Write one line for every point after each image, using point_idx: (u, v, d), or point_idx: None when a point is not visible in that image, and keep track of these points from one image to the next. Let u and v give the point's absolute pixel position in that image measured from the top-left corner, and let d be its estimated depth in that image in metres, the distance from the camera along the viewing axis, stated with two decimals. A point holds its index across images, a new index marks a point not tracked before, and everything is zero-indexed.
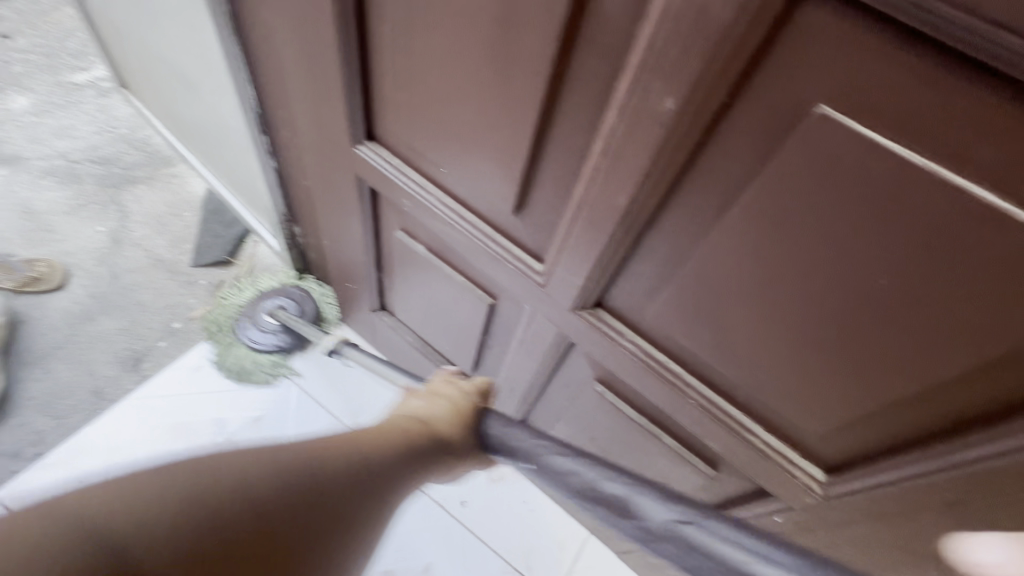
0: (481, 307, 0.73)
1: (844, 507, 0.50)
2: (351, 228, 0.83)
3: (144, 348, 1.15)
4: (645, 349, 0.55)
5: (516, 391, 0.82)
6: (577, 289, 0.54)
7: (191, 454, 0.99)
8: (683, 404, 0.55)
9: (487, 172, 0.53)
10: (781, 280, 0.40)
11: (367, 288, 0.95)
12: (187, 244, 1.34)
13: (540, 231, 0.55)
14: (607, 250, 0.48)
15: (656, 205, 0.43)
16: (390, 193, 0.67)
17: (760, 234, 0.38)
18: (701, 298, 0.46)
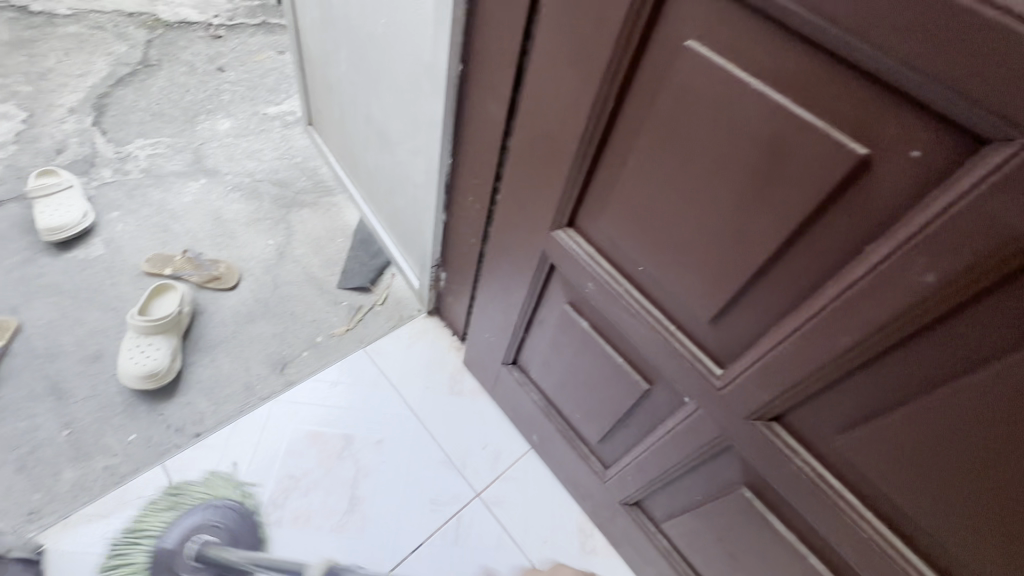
0: (633, 389, 0.78)
1: None
2: (515, 290, 0.92)
3: (291, 355, 1.29)
4: (819, 472, 0.57)
5: (643, 473, 0.85)
6: (759, 402, 0.58)
7: (321, 462, 1.09)
8: (852, 533, 0.56)
9: (689, 284, 0.60)
10: (1006, 448, 0.42)
11: (508, 342, 1.03)
12: (337, 267, 1.50)
13: (730, 342, 0.60)
14: (808, 375, 0.52)
15: (875, 352, 0.46)
16: (573, 273, 0.75)
17: (989, 403, 0.41)
18: (900, 444, 0.49)
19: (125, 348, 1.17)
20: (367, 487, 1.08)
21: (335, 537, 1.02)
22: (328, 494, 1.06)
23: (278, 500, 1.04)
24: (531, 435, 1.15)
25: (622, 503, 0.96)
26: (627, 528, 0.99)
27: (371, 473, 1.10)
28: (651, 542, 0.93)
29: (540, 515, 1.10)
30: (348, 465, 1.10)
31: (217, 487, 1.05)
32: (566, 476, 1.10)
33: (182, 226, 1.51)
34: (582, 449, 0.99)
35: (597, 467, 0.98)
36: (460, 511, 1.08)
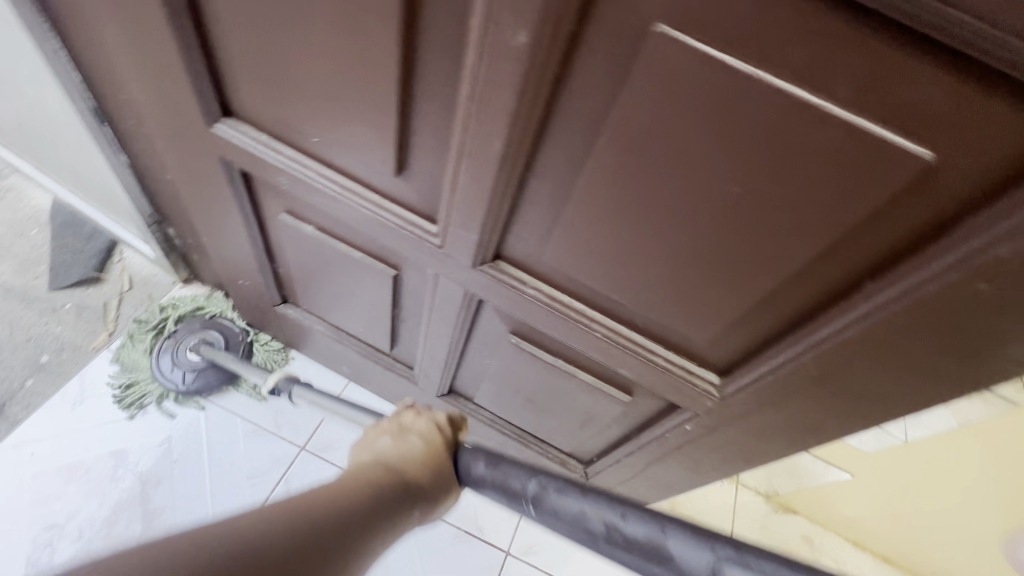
0: (386, 280, 0.71)
1: (739, 404, 0.55)
2: (231, 217, 0.76)
3: (7, 390, 0.99)
4: (548, 293, 0.56)
5: (438, 360, 0.82)
6: (474, 244, 0.54)
7: (88, 495, 0.90)
8: (591, 339, 0.58)
9: (361, 137, 0.51)
10: (652, 205, 0.41)
11: (263, 281, 0.89)
12: (39, 266, 1.16)
13: (428, 191, 0.54)
14: (493, 197, 0.48)
15: (531, 144, 0.43)
16: (263, 172, 0.62)
17: (624, 165, 0.40)
18: (586, 237, 0.48)
19: None
20: (162, 496, 0.92)
21: None
22: (111, 523, 0.89)
23: (42, 559, 0.85)
24: (342, 368, 1.06)
25: (440, 396, 0.93)
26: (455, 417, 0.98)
27: (160, 480, 0.93)
28: (476, 419, 0.94)
29: None
30: (127, 483, 0.92)
31: None
32: (389, 392, 1.04)
33: None
34: (386, 361, 0.93)
35: (405, 372, 0.93)
36: (285, 472, 0.99)
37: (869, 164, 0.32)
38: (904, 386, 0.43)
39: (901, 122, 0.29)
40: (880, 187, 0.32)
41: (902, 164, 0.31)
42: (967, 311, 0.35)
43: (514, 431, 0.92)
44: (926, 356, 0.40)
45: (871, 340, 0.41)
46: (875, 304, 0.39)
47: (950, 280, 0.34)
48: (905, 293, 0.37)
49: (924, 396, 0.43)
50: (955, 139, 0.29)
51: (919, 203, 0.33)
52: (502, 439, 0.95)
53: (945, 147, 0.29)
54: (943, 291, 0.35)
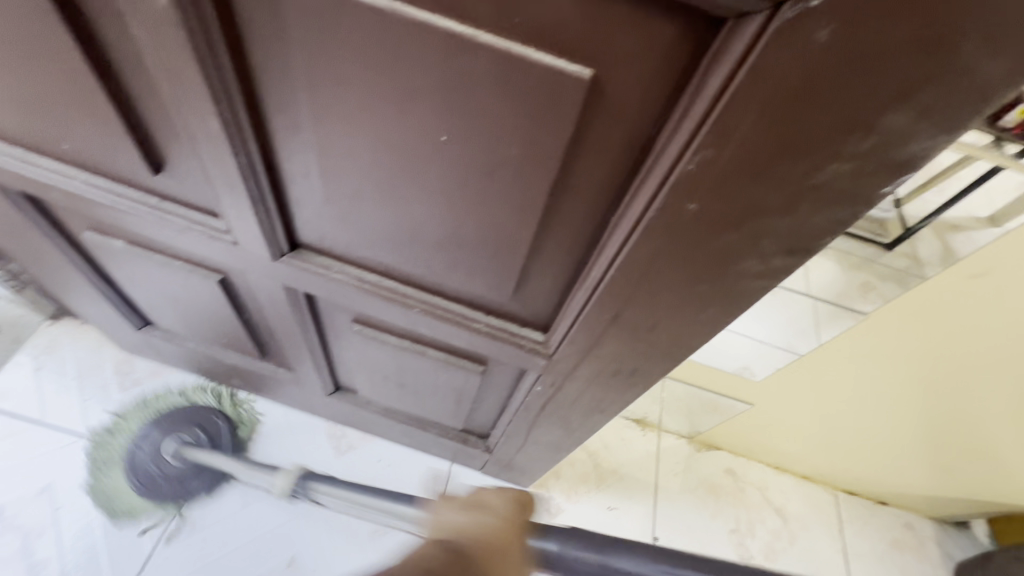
0: (215, 286, 0.66)
1: (565, 359, 0.54)
2: (42, 243, 0.70)
3: None
4: (356, 274, 0.53)
5: (305, 359, 0.78)
6: (261, 235, 0.51)
7: None
8: (413, 316, 0.55)
9: (101, 136, 0.46)
10: (388, 166, 0.39)
11: (112, 305, 0.83)
12: None
13: (198, 186, 0.49)
14: (247, 182, 0.44)
15: (254, 120, 0.39)
16: (36, 189, 0.57)
17: (343, 126, 0.37)
18: (354, 211, 0.45)
19: None
20: (49, 545, 0.88)
21: None
22: None
23: None
24: (233, 381, 1.02)
25: (329, 394, 0.90)
26: (352, 411, 0.95)
27: (45, 528, 0.89)
28: (370, 412, 0.91)
29: (282, 448, 1.02)
30: (9, 537, 0.87)
31: None
32: (286, 399, 1.01)
33: None
34: (266, 367, 0.90)
35: (288, 375, 0.90)
36: (184, 499, 0.94)
37: (542, 91, 0.30)
38: (684, 318, 0.43)
39: (549, 42, 0.27)
40: (566, 114, 0.31)
41: (568, 87, 0.29)
42: (693, 235, 0.34)
43: (411, 417, 0.90)
44: (686, 285, 0.39)
45: (635, 277, 0.40)
46: (620, 238, 0.37)
47: (662, 203, 0.33)
48: (635, 224, 0.35)
49: (706, 325, 0.43)
50: (604, 52, 0.27)
51: (612, 125, 0.31)
52: (403, 427, 0.93)
53: (599, 62, 0.28)
54: (664, 219, 0.34)
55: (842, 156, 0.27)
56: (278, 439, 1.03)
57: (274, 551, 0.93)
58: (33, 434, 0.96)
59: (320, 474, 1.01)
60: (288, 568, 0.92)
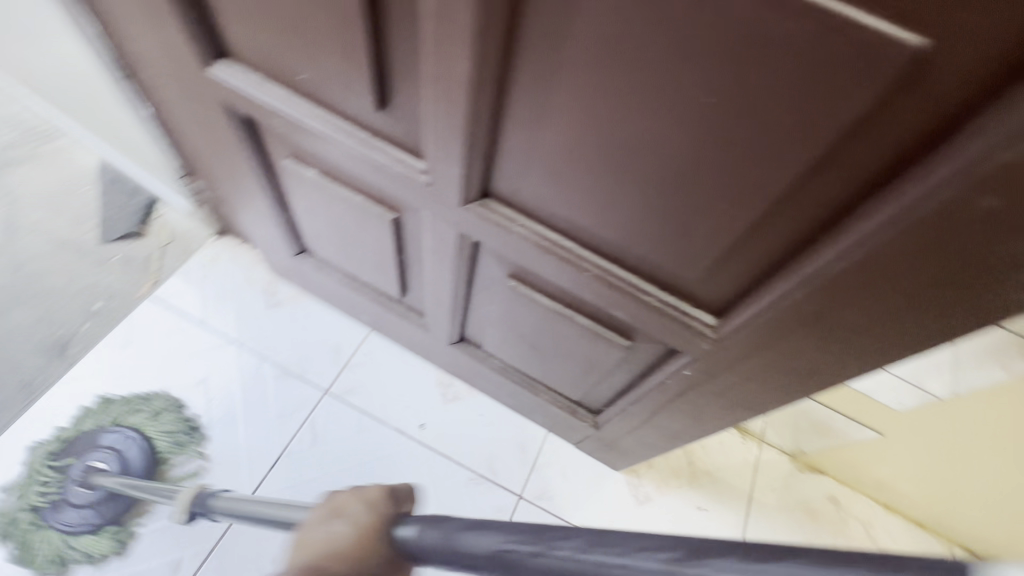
0: (386, 223, 0.71)
1: (735, 347, 0.52)
2: (242, 165, 0.78)
3: (69, 332, 1.10)
4: (537, 231, 0.55)
5: (445, 306, 0.83)
6: (459, 180, 0.53)
7: (141, 424, 1.00)
8: (582, 279, 0.56)
9: (340, 69, 0.50)
10: (626, 123, 0.39)
11: (281, 229, 0.92)
12: (92, 220, 1.25)
13: (411, 127, 0.53)
14: (469, 127, 0.46)
15: (500, 66, 0.41)
16: (261, 115, 0.63)
17: (592, 78, 0.37)
18: (564, 165, 0.46)
19: None
20: (202, 429, 1.01)
21: (183, 485, 0.96)
22: (160, 450, 0.98)
23: None
24: (362, 316, 1.10)
25: (452, 343, 0.95)
26: (468, 364, 0.99)
27: (200, 414, 1.02)
28: (487, 367, 0.95)
29: (396, 385, 1.09)
30: (174, 415, 1.01)
31: (36, 493, 0.95)
32: (406, 341, 1.07)
33: None
34: (399, 308, 0.96)
35: (418, 320, 0.95)
36: (310, 414, 1.04)
37: (851, 60, 0.28)
38: (906, 325, 0.40)
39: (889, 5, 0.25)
40: (867, 87, 0.28)
41: (890, 56, 0.26)
42: (972, 234, 0.31)
43: (526, 379, 0.93)
44: (931, 287, 0.36)
45: (868, 271, 0.37)
46: (870, 227, 0.35)
47: (948, 198, 0.30)
48: (900, 214, 0.33)
49: (930, 335, 0.40)
50: (953, 22, 0.24)
51: (917, 104, 0.28)
52: (515, 388, 0.96)
53: (943, 32, 0.25)
54: (944, 212, 0.31)
55: None
56: (393, 376, 1.10)
57: (381, 477, 1.01)
58: (196, 332, 1.09)
59: (427, 417, 1.07)
60: None
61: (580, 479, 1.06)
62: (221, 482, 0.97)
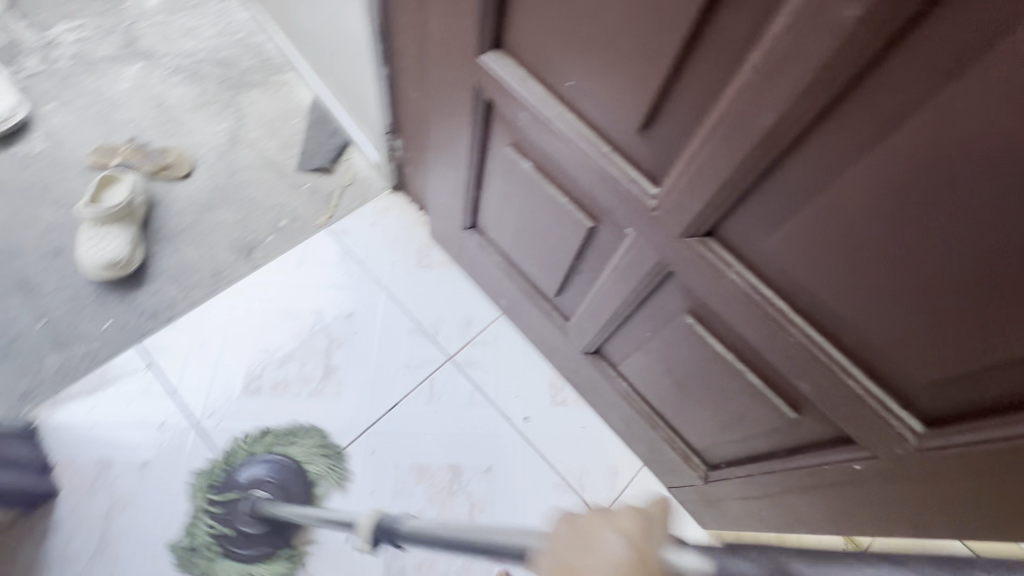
0: (580, 229, 0.74)
1: (938, 462, 0.49)
2: (459, 141, 0.86)
3: (256, 239, 1.26)
4: (753, 282, 0.55)
5: (598, 318, 0.85)
6: (692, 214, 0.55)
7: (294, 335, 1.11)
8: (781, 341, 0.56)
9: (617, 87, 0.54)
10: (927, 217, 0.38)
11: (463, 204, 0.99)
12: (294, 149, 1.42)
13: (662, 154, 0.55)
14: (737, 171, 0.47)
15: (803, 127, 0.42)
16: (508, 105, 0.69)
17: (913, 163, 0.37)
18: (825, 231, 0.46)
19: (82, 240, 1.15)
20: (341, 356, 1.10)
21: (314, 401, 1.05)
22: (303, 363, 1.08)
23: (256, 372, 1.06)
24: (500, 300, 1.16)
25: (584, 353, 0.97)
26: (591, 376, 1.01)
27: (342, 343, 1.12)
28: (612, 386, 0.96)
29: (512, 373, 1.14)
30: (321, 336, 1.12)
31: (195, 363, 1.05)
32: (534, 336, 1.12)
33: (123, 115, 1.41)
34: (545, 305, 0.99)
35: (559, 321, 0.98)
36: (432, 373, 1.12)
37: None
38: None
39: None
40: None
41: None
42: None
43: (647, 411, 0.93)
44: None
45: None
46: None
47: None
48: None
49: None
50: None
51: None
52: (631, 414, 0.97)
53: None
54: None
55: None
56: (511, 364, 1.15)
57: (479, 453, 1.05)
58: (355, 270, 1.21)
59: (532, 412, 1.11)
60: (484, 473, 1.04)
61: None
62: (345, 408, 1.05)
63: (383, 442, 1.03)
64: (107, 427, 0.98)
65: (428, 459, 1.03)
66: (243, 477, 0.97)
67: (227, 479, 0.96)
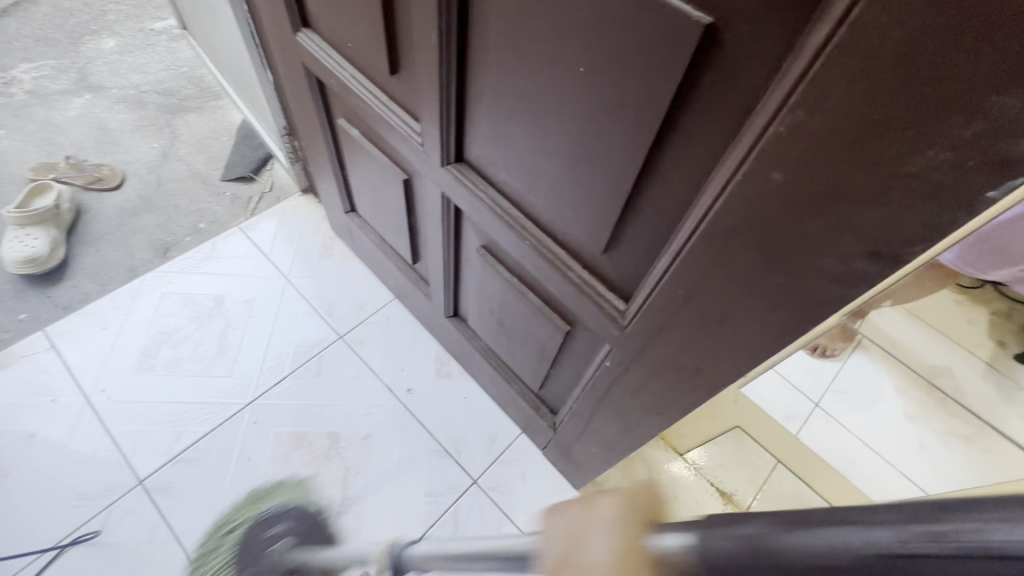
0: (400, 184, 0.83)
1: (637, 333, 0.55)
2: (315, 124, 0.96)
3: (173, 239, 1.37)
4: (494, 197, 0.63)
5: (439, 274, 0.92)
6: (439, 140, 0.63)
7: (192, 319, 1.18)
8: (523, 247, 0.63)
9: (368, 37, 0.64)
10: (537, 91, 0.46)
11: (337, 187, 1.09)
12: (221, 162, 1.55)
13: (412, 92, 0.64)
14: (442, 89, 0.56)
15: (460, 38, 0.51)
16: (325, 77, 0.79)
17: (511, 48, 0.46)
18: (504, 132, 0.54)
19: (6, 241, 1.25)
20: (235, 337, 1.17)
21: (205, 376, 1.12)
22: (199, 343, 1.16)
23: (151, 352, 1.13)
24: (389, 282, 1.23)
25: (447, 316, 1.04)
26: (459, 341, 1.07)
27: (239, 325, 1.19)
28: (472, 347, 1.02)
29: (399, 351, 1.19)
30: (218, 320, 1.19)
31: (94, 345, 1.13)
32: (418, 312, 1.19)
33: (67, 138, 1.55)
34: (413, 276, 1.07)
35: (425, 289, 1.06)
36: (321, 350, 1.18)
37: (664, 31, 0.33)
38: (752, 317, 0.41)
39: None
40: (678, 58, 0.34)
41: (687, 29, 0.32)
42: (774, 205, 0.34)
43: (502, 367, 0.98)
44: (761, 268, 0.38)
45: (713, 247, 0.40)
46: (707, 199, 0.38)
47: (747, 168, 0.34)
48: (724, 182, 0.36)
49: (776, 332, 0.41)
50: None
51: (723, 78, 0.33)
52: (493, 373, 1.02)
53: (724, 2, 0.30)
54: (752, 181, 0.34)
55: (938, 141, 0.25)
56: (398, 342, 1.21)
57: (360, 422, 1.10)
58: (259, 262, 1.30)
59: (415, 385, 1.16)
60: (363, 441, 1.08)
61: (537, 485, 1.07)
62: (233, 384, 1.11)
63: (265, 413, 1.08)
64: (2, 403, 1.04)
65: (308, 429, 1.07)
66: (126, 445, 1.02)
67: (110, 448, 1.01)
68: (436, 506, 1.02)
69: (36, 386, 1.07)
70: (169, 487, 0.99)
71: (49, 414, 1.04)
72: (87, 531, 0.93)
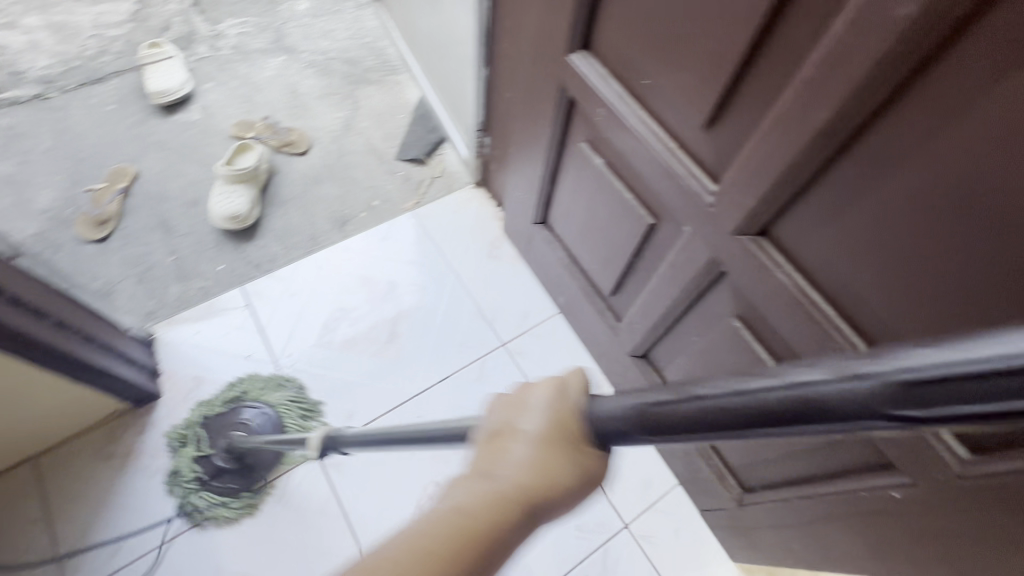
0: (640, 225, 0.78)
1: (979, 492, 0.47)
2: (540, 137, 0.93)
3: (351, 214, 1.41)
4: (800, 286, 0.56)
5: (648, 319, 0.87)
6: (747, 211, 0.57)
7: (368, 300, 1.23)
8: (824, 346, 0.55)
9: (687, 86, 0.58)
10: (984, 213, 0.38)
11: (536, 198, 1.06)
12: (396, 140, 1.58)
13: (723, 151, 0.58)
14: (791, 169, 0.50)
15: (860, 124, 0.43)
16: (588, 102, 0.74)
17: (965, 159, 0.38)
18: (873, 232, 0.47)
19: (214, 195, 1.35)
20: (405, 326, 1.20)
21: (376, 359, 1.16)
22: (372, 326, 1.20)
23: (331, 326, 1.19)
24: (558, 297, 1.20)
25: (631, 355, 0.99)
26: (635, 380, 1.02)
27: (408, 314, 1.22)
28: (654, 393, 0.96)
29: (560, 371, 1.17)
30: (390, 305, 1.22)
31: (282, 310, 1.20)
32: (588, 336, 1.15)
33: (263, 98, 1.64)
34: (599, 304, 1.03)
35: (611, 322, 1.01)
36: (484, 355, 1.18)
37: None
38: None
39: None
40: None
41: None
42: None
43: None
44: None
45: None
46: None
47: None
48: None
49: None
50: None
51: None
52: None
53: None
54: None
55: None
56: (558, 361, 1.18)
57: None
58: (430, 252, 1.31)
59: None
60: None
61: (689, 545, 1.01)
62: (401, 372, 1.15)
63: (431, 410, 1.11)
64: (205, 352, 1.14)
65: None
66: (306, 415, 1.08)
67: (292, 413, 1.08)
68: (586, 544, 1.00)
69: (235, 340, 1.15)
70: (342, 464, 1.04)
71: (244, 372, 1.12)
72: (271, 490, 1.01)
